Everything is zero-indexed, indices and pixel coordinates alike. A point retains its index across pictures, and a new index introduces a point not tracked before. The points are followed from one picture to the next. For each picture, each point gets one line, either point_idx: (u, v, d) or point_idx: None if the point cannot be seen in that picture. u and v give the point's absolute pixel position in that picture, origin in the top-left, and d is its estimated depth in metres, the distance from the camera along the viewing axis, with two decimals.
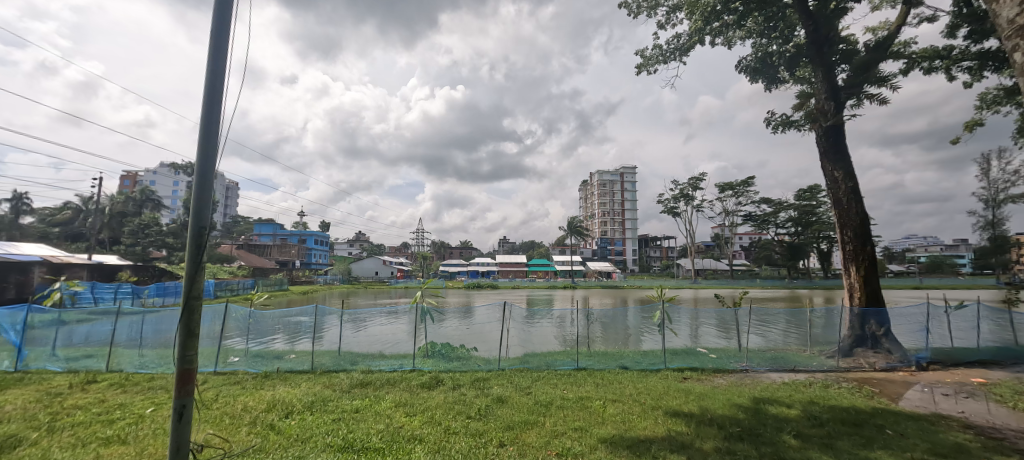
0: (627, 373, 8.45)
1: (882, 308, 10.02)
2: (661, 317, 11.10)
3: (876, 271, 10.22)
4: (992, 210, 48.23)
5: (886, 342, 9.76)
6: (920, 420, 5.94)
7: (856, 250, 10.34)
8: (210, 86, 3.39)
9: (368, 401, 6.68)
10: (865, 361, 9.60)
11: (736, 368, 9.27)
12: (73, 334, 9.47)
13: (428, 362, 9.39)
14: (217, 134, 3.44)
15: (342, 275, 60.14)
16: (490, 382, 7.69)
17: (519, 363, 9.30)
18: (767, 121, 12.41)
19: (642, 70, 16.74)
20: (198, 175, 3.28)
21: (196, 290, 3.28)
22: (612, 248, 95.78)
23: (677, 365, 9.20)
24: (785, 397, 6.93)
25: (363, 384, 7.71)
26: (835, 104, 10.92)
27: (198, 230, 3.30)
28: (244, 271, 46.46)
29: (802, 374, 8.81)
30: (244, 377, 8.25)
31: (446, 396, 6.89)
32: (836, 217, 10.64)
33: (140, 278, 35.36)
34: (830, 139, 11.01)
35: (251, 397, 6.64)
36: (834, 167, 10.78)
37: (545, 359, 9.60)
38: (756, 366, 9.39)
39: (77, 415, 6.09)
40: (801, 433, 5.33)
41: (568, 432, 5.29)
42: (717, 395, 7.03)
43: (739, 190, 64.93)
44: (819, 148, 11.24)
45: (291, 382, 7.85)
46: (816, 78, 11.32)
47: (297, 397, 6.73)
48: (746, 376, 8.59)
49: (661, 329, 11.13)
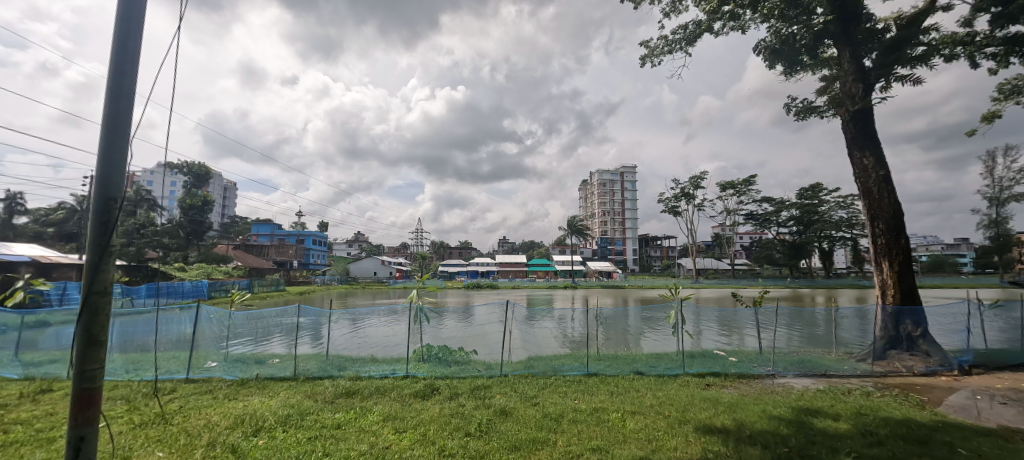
0: (642, 379, 7.65)
1: (918, 306, 9.20)
2: (676, 317, 10.33)
3: (911, 268, 9.38)
4: (997, 208, 47.50)
5: (924, 344, 8.94)
6: (992, 437, 5.11)
7: (889, 243, 9.50)
8: (123, 17, 2.59)
9: (353, 414, 5.84)
10: (901, 365, 8.75)
11: (761, 372, 8.45)
12: (38, 339, 8.68)
13: (423, 367, 8.55)
14: (133, 81, 2.62)
15: (340, 276, 59.37)
16: (491, 390, 6.88)
17: (522, 368, 8.45)
18: (788, 107, 11.63)
19: (646, 62, 15.83)
20: (106, 126, 2.46)
21: (100, 284, 2.47)
22: (613, 248, 95.09)
23: (696, 370, 8.38)
24: (828, 408, 6.11)
25: (349, 393, 6.90)
26: (863, 87, 10.10)
27: (106, 200, 2.48)
28: (240, 272, 45.70)
29: (836, 380, 7.99)
30: (218, 385, 7.42)
31: (442, 408, 6.07)
32: (866, 208, 9.84)
33: (133, 277, 34.63)
34: (858, 124, 10.19)
35: (219, 411, 5.81)
36: (863, 153, 9.96)
37: (551, 363, 8.76)
38: (782, 371, 8.55)
39: (13, 432, 5.25)
40: (861, 454, 4.51)
41: (585, 454, 4.47)
42: (749, 405, 6.20)
43: (740, 189, 64.17)
44: (846, 135, 10.44)
45: (269, 391, 7.03)
46: (842, 60, 10.51)
47: (271, 409, 5.91)
48: (774, 382, 7.76)
49: (675, 330, 10.31)
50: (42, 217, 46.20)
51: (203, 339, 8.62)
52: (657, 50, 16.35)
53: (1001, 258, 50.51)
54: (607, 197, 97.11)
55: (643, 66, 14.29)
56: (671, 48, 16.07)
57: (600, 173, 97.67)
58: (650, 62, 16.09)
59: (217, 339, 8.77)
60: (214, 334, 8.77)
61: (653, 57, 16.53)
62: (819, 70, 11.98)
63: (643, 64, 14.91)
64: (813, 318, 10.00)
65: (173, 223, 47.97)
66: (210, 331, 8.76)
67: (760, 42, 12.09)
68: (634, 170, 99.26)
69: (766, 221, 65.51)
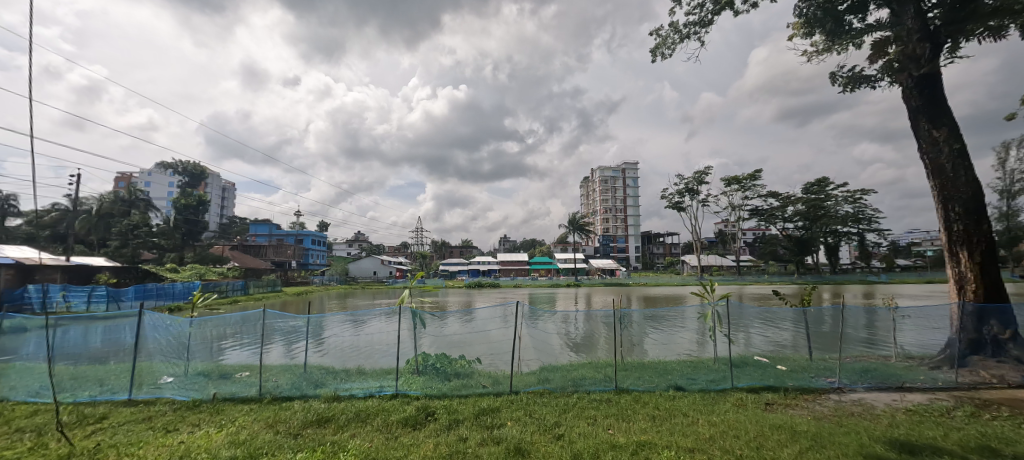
0: (684, 396, 6.23)
1: (1006, 304, 7.75)
2: (713, 320, 8.62)
3: (996, 258, 7.94)
4: (1005, 201, 46.19)
5: (1014, 349, 7.52)
6: None
7: (968, 230, 8.07)
8: None
9: (316, 455, 4.38)
10: (991, 374, 7.34)
11: (826, 386, 7.01)
12: None
13: (416, 383, 7.09)
14: None
15: (339, 276, 57.97)
16: (501, 415, 5.50)
17: (537, 384, 6.99)
18: (832, 77, 10.17)
19: (656, 52, 14.43)
20: None
21: None
22: (615, 246, 93.16)
23: (748, 384, 6.94)
24: (939, 443, 4.66)
25: (321, 422, 5.46)
26: (930, 47, 8.59)
27: None
28: (235, 273, 44.45)
29: (920, 396, 6.56)
30: (160, 410, 6.02)
31: (436, 444, 4.65)
32: (937, 189, 8.41)
33: (123, 280, 33.32)
34: (924, 91, 8.72)
35: (137, 456, 4.37)
36: (934, 125, 8.52)
37: (569, 376, 7.30)
38: (852, 383, 7.13)
39: None
40: None
41: None
42: (837, 437, 4.76)
43: (745, 184, 62.63)
44: (908, 105, 8.98)
45: (220, 419, 5.61)
46: (902, 17, 8.94)
47: (210, 449, 4.50)
48: (845, 400, 6.34)
49: (712, 335, 8.67)
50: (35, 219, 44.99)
51: (148, 352, 7.08)
52: (667, 40, 14.82)
53: (1011, 252, 49.15)
54: (609, 194, 95.62)
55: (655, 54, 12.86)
56: (683, 36, 14.61)
57: (601, 171, 96.20)
58: (662, 51, 14.68)
59: (169, 350, 7.22)
60: (164, 348, 7.21)
61: (661, 47, 15.01)
62: (868, 34, 10.47)
63: (654, 54, 13.46)
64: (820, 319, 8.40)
65: (168, 223, 46.71)
66: (159, 343, 7.20)
67: (797, 8, 10.62)
68: (636, 166, 97.60)
69: (771, 216, 63.89)
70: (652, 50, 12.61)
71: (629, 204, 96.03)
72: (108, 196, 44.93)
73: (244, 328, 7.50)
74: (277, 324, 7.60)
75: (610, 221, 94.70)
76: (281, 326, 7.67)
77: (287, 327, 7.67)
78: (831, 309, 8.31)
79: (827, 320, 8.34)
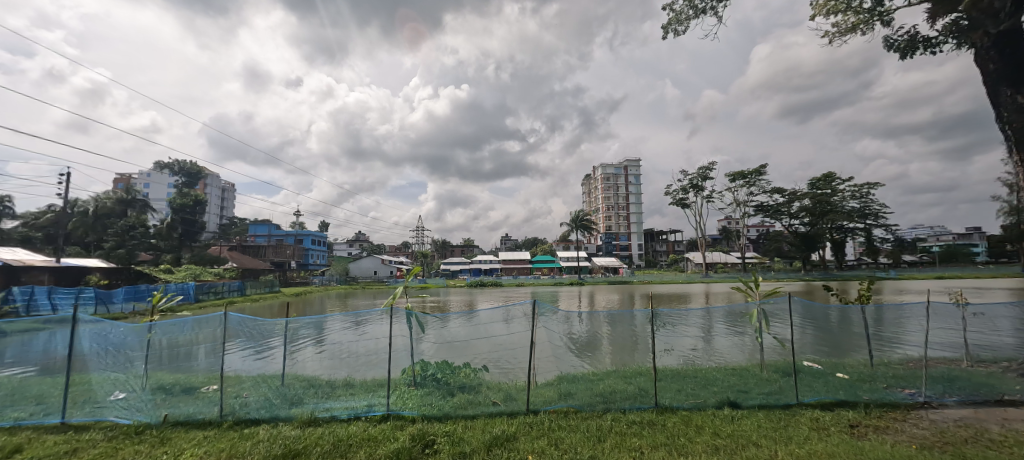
0: (746, 416, 5.05)
1: None
2: (760, 320, 7.24)
3: None
4: None
5: None
6: None
7: None
8: None
9: None
10: None
11: (909, 400, 5.79)
12: None
13: (412, 400, 5.85)
14: None
15: (338, 275, 56.90)
16: (520, 446, 4.29)
17: (560, 400, 5.74)
18: (888, 44, 8.93)
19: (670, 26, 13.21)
20: None
21: None
22: (618, 244, 91.59)
23: (816, 399, 5.71)
24: None
25: (288, 457, 4.25)
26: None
27: None
28: (233, 274, 43.40)
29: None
30: (92, 440, 4.89)
31: None
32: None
33: (115, 282, 32.13)
34: (1004, 49, 7.47)
35: None
36: (1018, 88, 7.33)
37: (596, 389, 6.06)
38: (939, 397, 5.94)
39: None
40: None
41: None
42: None
43: (751, 179, 61.17)
44: (985, 65, 7.72)
45: (160, 454, 4.43)
46: None
47: None
48: (944, 420, 5.14)
49: (760, 337, 7.26)
50: (30, 220, 43.94)
51: (84, 365, 5.85)
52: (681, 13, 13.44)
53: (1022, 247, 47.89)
54: (611, 191, 94.16)
55: (671, 30, 11.66)
56: (699, 12, 13.26)
57: (603, 168, 94.76)
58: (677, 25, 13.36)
59: (115, 362, 5.98)
60: (105, 360, 5.94)
61: (674, 22, 13.58)
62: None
63: (669, 29, 12.21)
64: (826, 317, 7.47)
65: (165, 223, 45.78)
66: (98, 355, 5.94)
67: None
68: (637, 163, 96.07)
69: (777, 212, 62.54)
70: (666, 26, 11.38)
71: (632, 201, 94.66)
72: (104, 197, 43.84)
73: (201, 337, 6.20)
74: (240, 329, 6.27)
75: (613, 219, 93.14)
76: (243, 331, 6.31)
77: (254, 332, 6.31)
78: (837, 309, 7.31)
79: (849, 321, 7.41)
